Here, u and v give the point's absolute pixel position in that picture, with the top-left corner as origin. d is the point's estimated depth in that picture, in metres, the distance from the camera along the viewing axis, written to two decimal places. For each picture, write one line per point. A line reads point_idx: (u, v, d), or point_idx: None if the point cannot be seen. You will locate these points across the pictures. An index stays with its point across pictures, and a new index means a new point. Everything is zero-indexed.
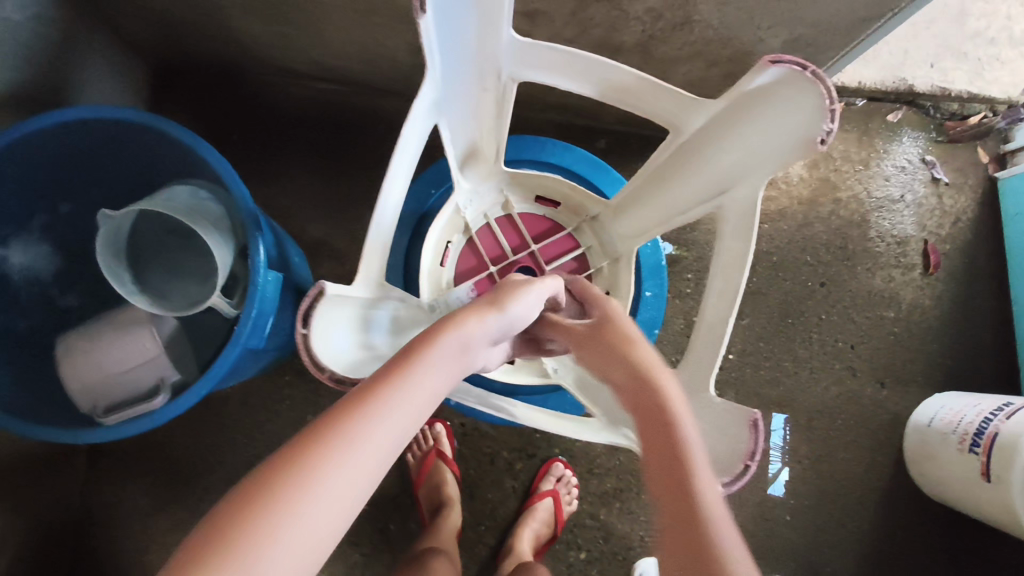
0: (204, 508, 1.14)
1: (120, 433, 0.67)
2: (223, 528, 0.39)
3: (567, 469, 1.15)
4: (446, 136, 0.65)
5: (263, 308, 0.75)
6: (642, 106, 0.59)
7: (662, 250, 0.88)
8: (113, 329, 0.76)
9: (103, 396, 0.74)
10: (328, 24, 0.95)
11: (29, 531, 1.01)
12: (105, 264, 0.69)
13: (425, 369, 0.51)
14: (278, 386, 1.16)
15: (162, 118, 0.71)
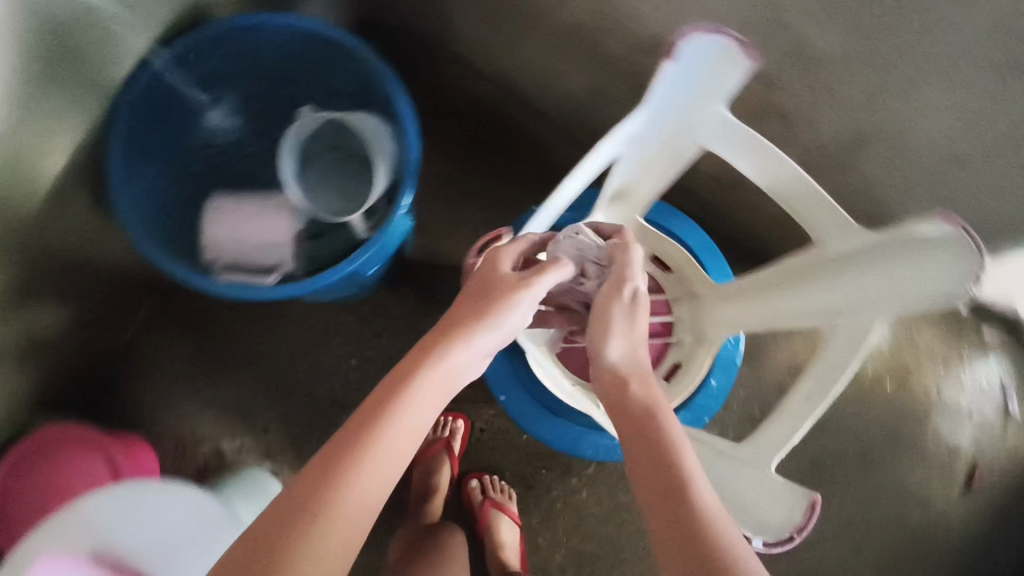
0: (226, 397, 1.20)
1: (228, 292, 0.75)
2: None
3: (483, 477, 1.20)
4: (617, 167, 0.72)
5: (386, 244, 0.81)
6: (801, 212, 0.65)
7: (741, 348, 0.91)
8: (259, 206, 0.84)
9: (225, 255, 0.82)
10: (530, 41, 1.05)
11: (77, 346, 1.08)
12: (282, 153, 0.81)
13: (410, 404, 0.56)
14: (338, 322, 1.23)
15: (375, 56, 0.79)
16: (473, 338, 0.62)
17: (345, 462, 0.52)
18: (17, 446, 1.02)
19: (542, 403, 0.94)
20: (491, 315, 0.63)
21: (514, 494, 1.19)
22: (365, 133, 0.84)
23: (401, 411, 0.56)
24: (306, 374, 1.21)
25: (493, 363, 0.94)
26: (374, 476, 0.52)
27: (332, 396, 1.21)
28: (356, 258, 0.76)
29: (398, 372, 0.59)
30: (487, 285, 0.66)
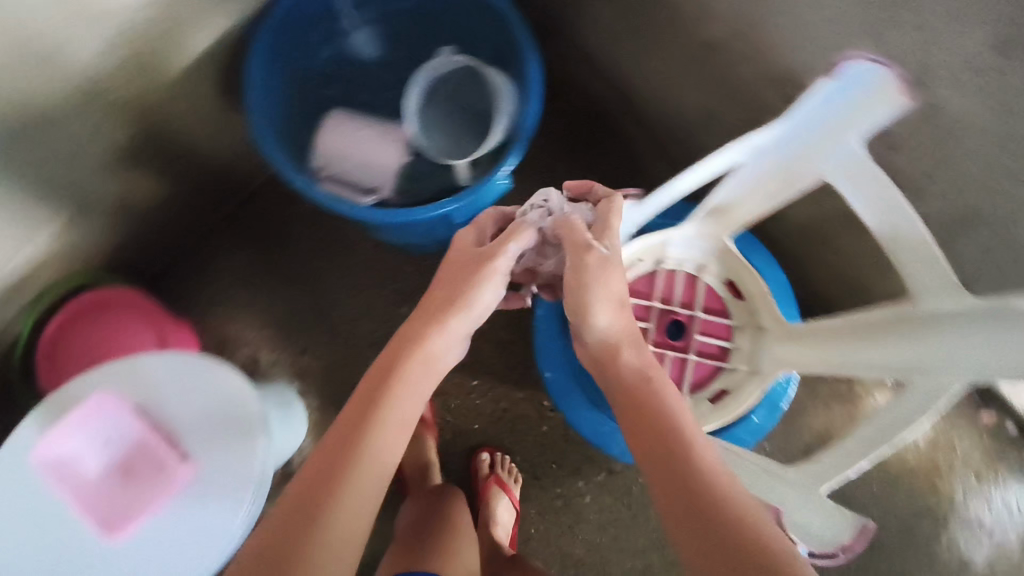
0: (274, 309, 1.23)
1: (330, 203, 0.79)
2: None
3: (492, 454, 1.21)
4: (732, 175, 0.74)
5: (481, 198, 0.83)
6: (902, 260, 0.64)
7: (790, 392, 0.91)
8: (374, 127, 0.87)
9: (333, 167, 0.85)
10: (660, 49, 1.06)
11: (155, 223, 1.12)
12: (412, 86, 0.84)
13: (393, 403, 0.61)
14: (397, 268, 1.25)
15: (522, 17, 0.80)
16: (448, 322, 0.68)
17: (345, 448, 0.57)
18: (84, 294, 1.06)
19: (584, 392, 0.95)
20: (459, 296, 0.68)
21: (519, 478, 1.20)
22: (492, 88, 0.85)
23: (396, 400, 0.62)
24: (354, 309, 1.24)
25: (548, 339, 0.97)
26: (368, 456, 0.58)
27: (373, 336, 1.23)
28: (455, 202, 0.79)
29: (375, 376, 0.64)
30: (455, 269, 0.71)
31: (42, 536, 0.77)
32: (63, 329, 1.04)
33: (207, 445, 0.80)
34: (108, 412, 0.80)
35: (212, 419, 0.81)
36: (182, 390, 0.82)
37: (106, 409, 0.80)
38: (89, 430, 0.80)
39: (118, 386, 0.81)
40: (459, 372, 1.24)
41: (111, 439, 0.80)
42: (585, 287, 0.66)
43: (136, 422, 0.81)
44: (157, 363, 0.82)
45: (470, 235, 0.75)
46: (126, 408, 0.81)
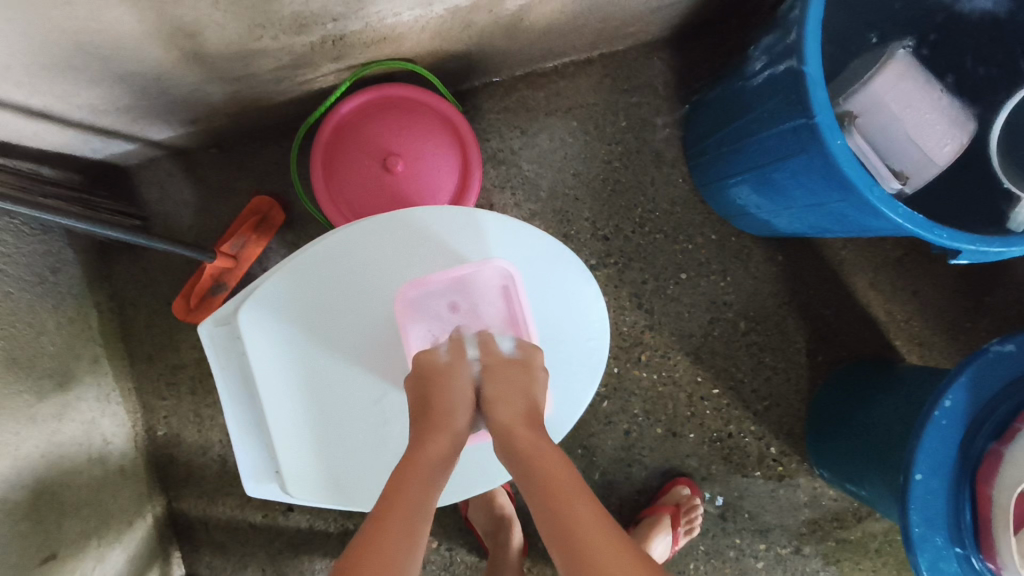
0: (557, 200, 1.02)
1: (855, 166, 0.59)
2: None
3: (691, 493, 1.04)
4: None
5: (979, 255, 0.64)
6: None
7: None
8: (940, 105, 0.64)
9: (864, 119, 0.63)
10: None
11: (501, 50, 0.88)
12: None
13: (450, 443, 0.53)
14: (706, 231, 1.04)
15: None
16: (448, 408, 0.55)
17: (431, 475, 0.51)
18: (410, 87, 0.85)
19: (946, 525, 0.73)
20: (461, 415, 0.55)
21: (695, 529, 1.02)
22: None
23: (412, 477, 0.50)
24: (639, 247, 1.04)
25: (936, 437, 0.73)
26: (408, 495, 0.48)
27: (641, 288, 1.04)
28: (1001, 248, 0.61)
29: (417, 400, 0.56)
30: (419, 383, 0.57)
31: (337, 377, 0.62)
32: (371, 109, 0.84)
33: (555, 376, 0.65)
34: (469, 280, 0.62)
35: (569, 352, 0.65)
36: (551, 302, 0.64)
37: (466, 275, 0.62)
38: (434, 289, 0.62)
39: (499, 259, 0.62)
40: (702, 373, 1.06)
41: (455, 310, 0.63)
42: (503, 399, 0.55)
43: (496, 309, 0.63)
44: (536, 253, 0.63)
45: (431, 356, 0.59)
46: (488, 290, 0.63)
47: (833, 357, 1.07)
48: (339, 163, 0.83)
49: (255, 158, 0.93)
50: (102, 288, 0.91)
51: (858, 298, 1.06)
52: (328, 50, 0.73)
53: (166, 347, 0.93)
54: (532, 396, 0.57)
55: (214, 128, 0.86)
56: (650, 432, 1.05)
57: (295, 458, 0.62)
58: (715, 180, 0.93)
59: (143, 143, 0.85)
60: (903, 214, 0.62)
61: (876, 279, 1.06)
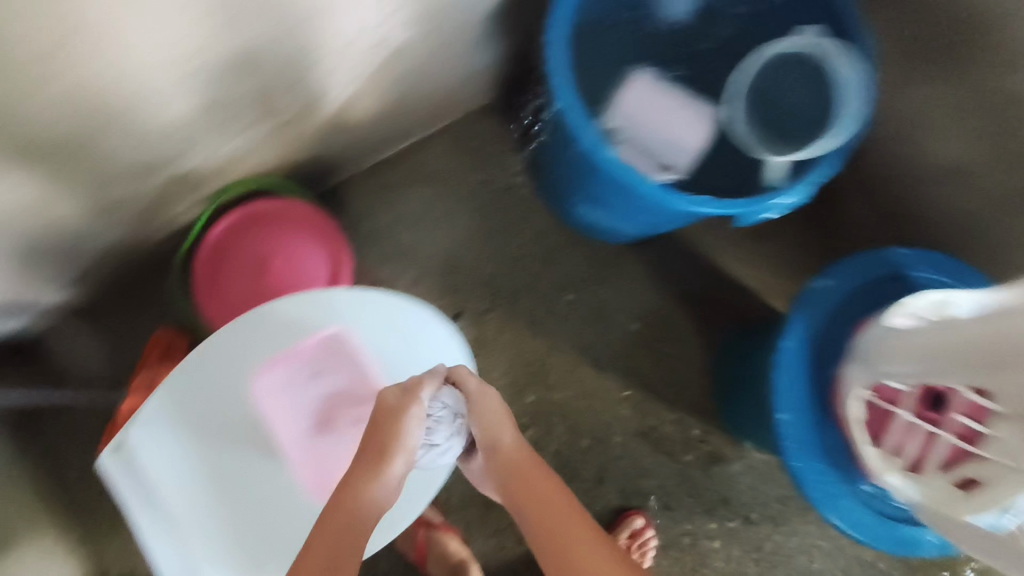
0: (437, 261, 1.12)
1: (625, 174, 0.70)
2: None
3: (644, 527, 1.09)
4: None
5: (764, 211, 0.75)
6: None
7: None
8: (685, 98, 0.76)
9: (626, 130, 0.75)
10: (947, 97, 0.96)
11: (345, 146, 1.00)
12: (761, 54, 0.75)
13: (374, 484, 0.61)
14: (576, 252, 1.15)
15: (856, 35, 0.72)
16: (379, 456, 0.62)
17: (366, 514, 0.60)
18: (265, 198, 0.94)
19: (823, 451, 0.81)
20: (390, 458, 0.62)
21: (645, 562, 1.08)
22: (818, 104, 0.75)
23: (335, 525, 0.59)
24: (522, 282, 1.13)
25: (788, 377, 0.82)
26: (338, 543, 0.58)
27: (534, 317, 1.13)
28: (766, 203, 0.71)
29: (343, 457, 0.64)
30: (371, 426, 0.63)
31: (242, 466, 0.70)
32: (239, 227, 0.93)
33: None
34: (326, 346, 0.71)
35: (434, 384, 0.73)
36: (406, 345, 0.72)
37: (320, 344, 0.71)
38: (298, 364, 0.70)
39: (355, 328, 0.72)
40: (611, 378, 1.14)
41: (319, 376, 0.71)
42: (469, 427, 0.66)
43: (354, 365, 0.71)
44: (381, 308, 0.72)
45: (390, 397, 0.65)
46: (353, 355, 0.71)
47: (721, 332, 1.16)
48: (220, 281, 0.91)
49: (148, 297, 1.01)
50: (30, 451, 0.96)
51: (727, 275, 1.17)
52: (180, 187, 0.84)
53: (101, 493, 0.97)
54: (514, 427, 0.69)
55: (103, 279, 0.95)
56: (580, 446, 1.12)
57: (210, 546, 0.68)
58: (564, 205, 1.04)
59: (39, 311, 0.92)
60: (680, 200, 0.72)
61: (737, 254, 1.17)
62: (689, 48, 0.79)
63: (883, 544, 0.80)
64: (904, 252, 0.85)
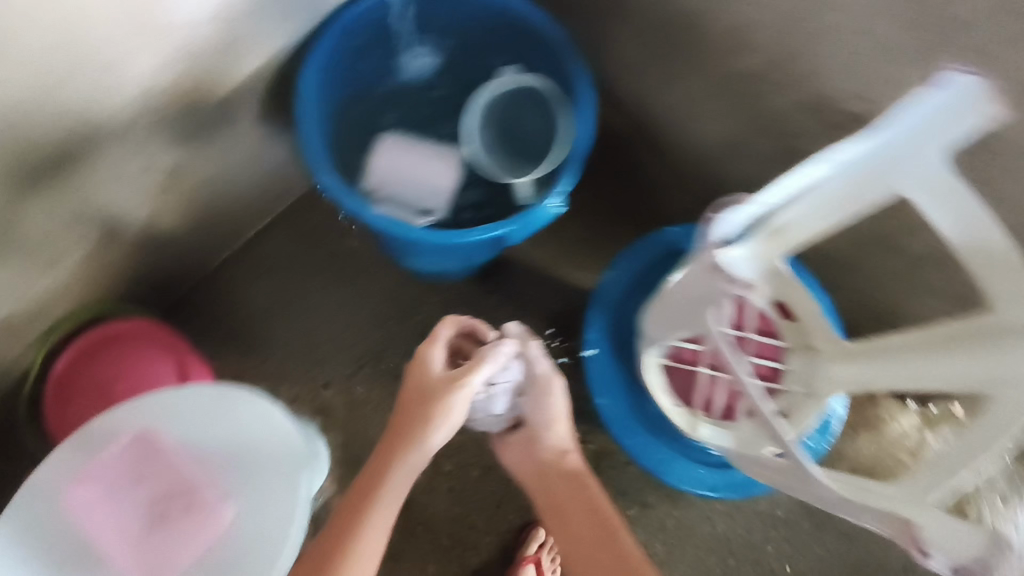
0: (296, 338, 1.17)
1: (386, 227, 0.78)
2: (338, 542, 0.81)
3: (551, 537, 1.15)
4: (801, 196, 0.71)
5: (532, 224, 0.82)
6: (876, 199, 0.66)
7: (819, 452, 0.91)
8: (433, 151, 0.85)
9: (386, 186, 0.84)
10: (693, 82, 1.09)
11: (170, 256, 1.06)
12: (476, 100, 0.86)
13: (405, 461, 0.84)
14: (426, 297, 1.22)
15: (567, 50, 0.82)
16: (427, 429, 0.83)
17: (405, 484, 0.85)
18: (102, 325, 0.99)
19: (644, 421, 0.91)
20: (440, 425, 0.84)
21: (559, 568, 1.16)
22: (541, 126, 0.88)
23: (383, 499, 0.83)
24: (381, 339, 1.19)
25: (600, 365, 0.93)
26: (381, 507, 0.83)
27: (399, 368, 1.18)
28: (521, 223, 0.79)
29: (395, 432, 0.86)
30: (422, 389, 0.86)
31: None
32: (84, 355, 0.98)
33: (244, 483, 0.78)
34: (136, 446, 0.78)
35: (250, 460, 0.79)
36: (217, 428, 0.79)
37: (128, 446, 0.78)
38: (115, 471, 0.77)
39: (159, 426, 0.79)
40: None
41: (136, 479, 0.78)
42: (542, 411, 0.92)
43: (168, 459, 0.79)
44: (185, 401, 0.79)
45: (435, 364, 0.88)
46: (165, 453, 0.79)
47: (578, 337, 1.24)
48: (72, 411, 0.96)
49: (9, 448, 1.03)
50: None
51: (570, 283, 1.26)
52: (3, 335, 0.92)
53: None
54: (565, 429, 0.94)
55: None
56: (473, 476, 1.16)
57: None
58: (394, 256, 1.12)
59: None
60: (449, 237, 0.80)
61: (574, 262, 1.27)
62: (422, 105, 0.94)
63: (720, 490, 0.89)
64: (676, 228, 0.93)
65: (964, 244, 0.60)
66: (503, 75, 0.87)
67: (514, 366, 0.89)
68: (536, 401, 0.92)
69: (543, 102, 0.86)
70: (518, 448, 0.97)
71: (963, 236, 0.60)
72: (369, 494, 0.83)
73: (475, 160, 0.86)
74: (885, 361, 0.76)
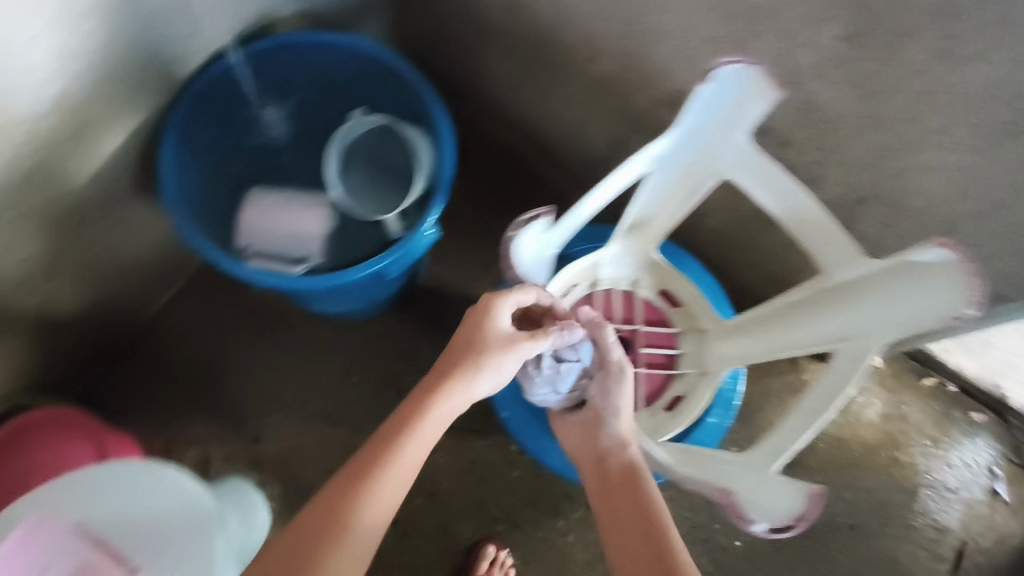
0: (220, 396, 1.18)
1: (259, 279, 0.80)
2: (321, 520, 0.62)
3: (500, 552, 1.15)
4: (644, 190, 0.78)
5: (408, 253, 0.85)
6: (811, 245, 0.69)
7: (722, 430, 0.93)
8: (301, 202, 0.89)
9: (256, 242, 0.87)
10: (563, 90, 1.14)
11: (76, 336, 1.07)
12: (331, 148, 0.88)
13: (427, 423, 0.69)
14: (345, 336, 1.24)
15: (414, 76, 0.88)
16: (470, 384, 0.72)
17: (420, 448, 0.69)
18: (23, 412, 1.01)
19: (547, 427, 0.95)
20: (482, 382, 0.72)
21: None
22: (401, 157, 0.91)
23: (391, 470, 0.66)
24: (305, 383, 1.20)
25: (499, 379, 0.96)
26: (393, 476, 0.66)
27: (327, 409, 1.19)
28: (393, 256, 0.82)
29: (421, 389, 0.72)
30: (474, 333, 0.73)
31: None
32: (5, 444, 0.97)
33: (156, 555, 0.80)
34: (39, 531, 0.79)
35: (160, 530, 0.81)
36: (125, 502, 0.82)
37: (30, 534, 0.79)
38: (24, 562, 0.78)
39: (66, 508, 0.81)
40: None
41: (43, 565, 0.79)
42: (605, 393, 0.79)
43: (74, 541, 0.80)
44: (97, 479, 0.82)
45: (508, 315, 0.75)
46: (71, 535, 0.80)
47: None
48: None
49: None
50: None
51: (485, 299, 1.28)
52: None
53: None
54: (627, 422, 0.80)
55: None
56: (414, 506, 1.19)
57: None
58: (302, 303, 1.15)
59: None
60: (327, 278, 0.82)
61: (487, 278, 1.29)
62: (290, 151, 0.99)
63: None
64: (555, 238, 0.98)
65: (789, 215, 0.69)
66: (352, 120, 0.91)
67: (586, 348, 0.81)
68: (608, 375, 0.80)
69: (399, 133, 0.90)
70: (578, 430, 0.85)
71: (786, 210, 0.69)
72: (380, 468, 0.66)
73: (343, 200, 0.89)
74: (767, 334, 0.79)
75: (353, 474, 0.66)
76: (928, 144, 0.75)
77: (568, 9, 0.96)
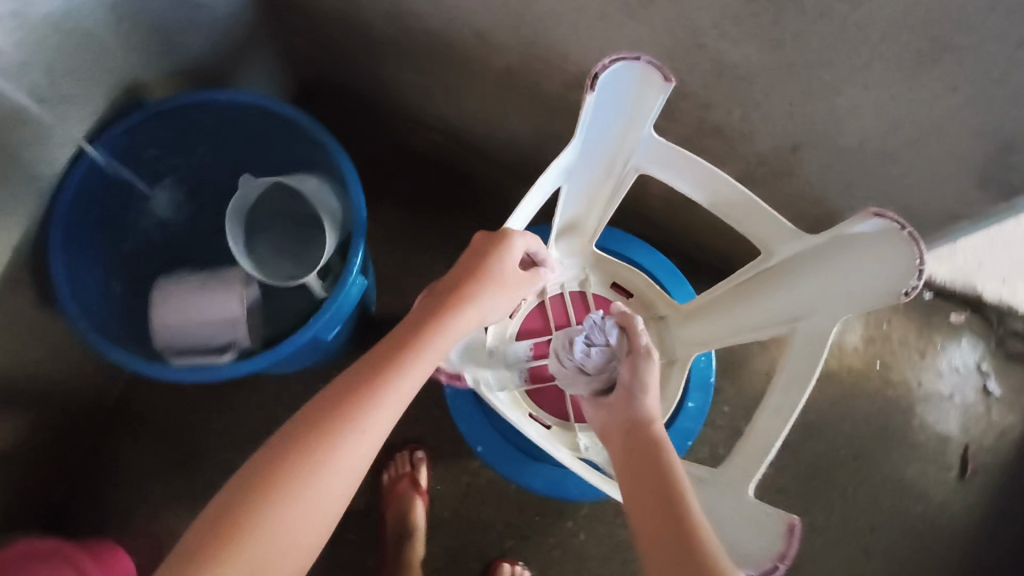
0: (197, 479, 1.14)
1: (191, 378, 0.73)
2: (278, 471, 0.56)
3: (515, 566, 1.13)
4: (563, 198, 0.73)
5: (342, 306, 0.80)
6: (748, 227, 0.67)
7: (701, 418, 0.90)
8: (210, 287, 0.83)
9: (174, 340, 0.81)
10: (471, 88, 1.07)
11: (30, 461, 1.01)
12: (230, 219, 0.81)
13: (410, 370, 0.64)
14: (310, 388, 1.19)
15: (299, 115, 0.82)
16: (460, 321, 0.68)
17: (402, 391, 0.63)
18: None
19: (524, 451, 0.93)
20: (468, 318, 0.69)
21: None
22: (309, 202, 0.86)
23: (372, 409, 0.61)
24: None
25: (468, 414, 0.94)
26: (371, 422, 0.60)
27: None
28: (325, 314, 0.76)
29: (406, 328, 0.68)
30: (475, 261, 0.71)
31: None
32: None
33: None
34: None
35: None
36: None
37: None
38: None
39: None
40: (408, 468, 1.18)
41: None
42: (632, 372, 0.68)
43: None
44: None
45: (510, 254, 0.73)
46: None
47: None
48: None
49: None
50: None
51: None
52: None
53: None
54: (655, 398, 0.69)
55: None
56: None
57: None
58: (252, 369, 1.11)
59: None
60: (263, 355, 0.77)
61: None
62: (191, 223, 0.95)
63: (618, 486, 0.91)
64: None
65: (713, 200, 0.66)
66: (242, 184, 0.85)
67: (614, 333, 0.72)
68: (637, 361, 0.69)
69: (301, 180, 0.85)
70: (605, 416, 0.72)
71: (709, 194, 0.66)
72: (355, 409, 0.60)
73: (263, 268, 0.84)
74: (723, 316, 0.75)
75: (326, 412, 0.60)
76: (851, 82, 0.70)
77: (453, 8, 0.89)
